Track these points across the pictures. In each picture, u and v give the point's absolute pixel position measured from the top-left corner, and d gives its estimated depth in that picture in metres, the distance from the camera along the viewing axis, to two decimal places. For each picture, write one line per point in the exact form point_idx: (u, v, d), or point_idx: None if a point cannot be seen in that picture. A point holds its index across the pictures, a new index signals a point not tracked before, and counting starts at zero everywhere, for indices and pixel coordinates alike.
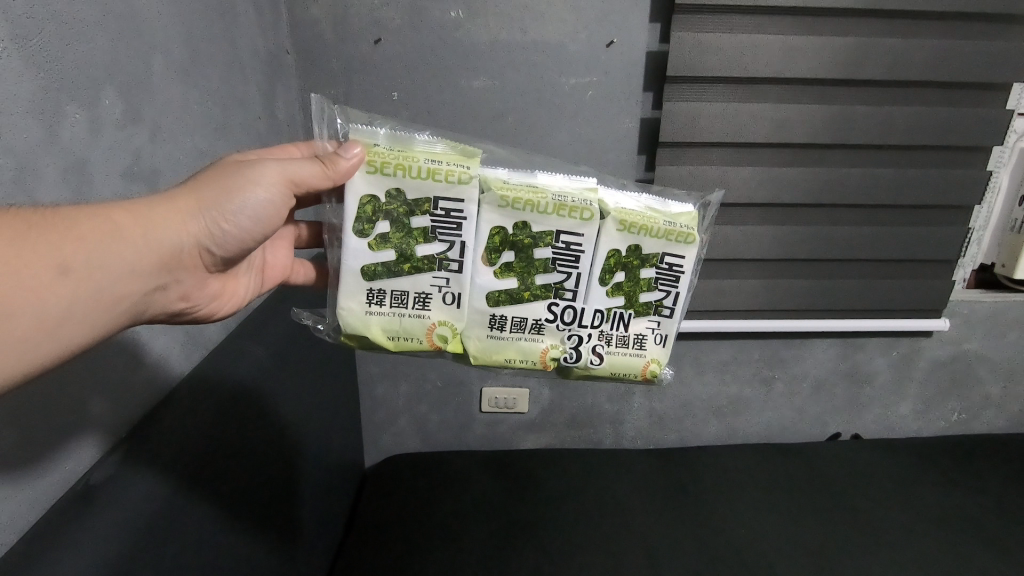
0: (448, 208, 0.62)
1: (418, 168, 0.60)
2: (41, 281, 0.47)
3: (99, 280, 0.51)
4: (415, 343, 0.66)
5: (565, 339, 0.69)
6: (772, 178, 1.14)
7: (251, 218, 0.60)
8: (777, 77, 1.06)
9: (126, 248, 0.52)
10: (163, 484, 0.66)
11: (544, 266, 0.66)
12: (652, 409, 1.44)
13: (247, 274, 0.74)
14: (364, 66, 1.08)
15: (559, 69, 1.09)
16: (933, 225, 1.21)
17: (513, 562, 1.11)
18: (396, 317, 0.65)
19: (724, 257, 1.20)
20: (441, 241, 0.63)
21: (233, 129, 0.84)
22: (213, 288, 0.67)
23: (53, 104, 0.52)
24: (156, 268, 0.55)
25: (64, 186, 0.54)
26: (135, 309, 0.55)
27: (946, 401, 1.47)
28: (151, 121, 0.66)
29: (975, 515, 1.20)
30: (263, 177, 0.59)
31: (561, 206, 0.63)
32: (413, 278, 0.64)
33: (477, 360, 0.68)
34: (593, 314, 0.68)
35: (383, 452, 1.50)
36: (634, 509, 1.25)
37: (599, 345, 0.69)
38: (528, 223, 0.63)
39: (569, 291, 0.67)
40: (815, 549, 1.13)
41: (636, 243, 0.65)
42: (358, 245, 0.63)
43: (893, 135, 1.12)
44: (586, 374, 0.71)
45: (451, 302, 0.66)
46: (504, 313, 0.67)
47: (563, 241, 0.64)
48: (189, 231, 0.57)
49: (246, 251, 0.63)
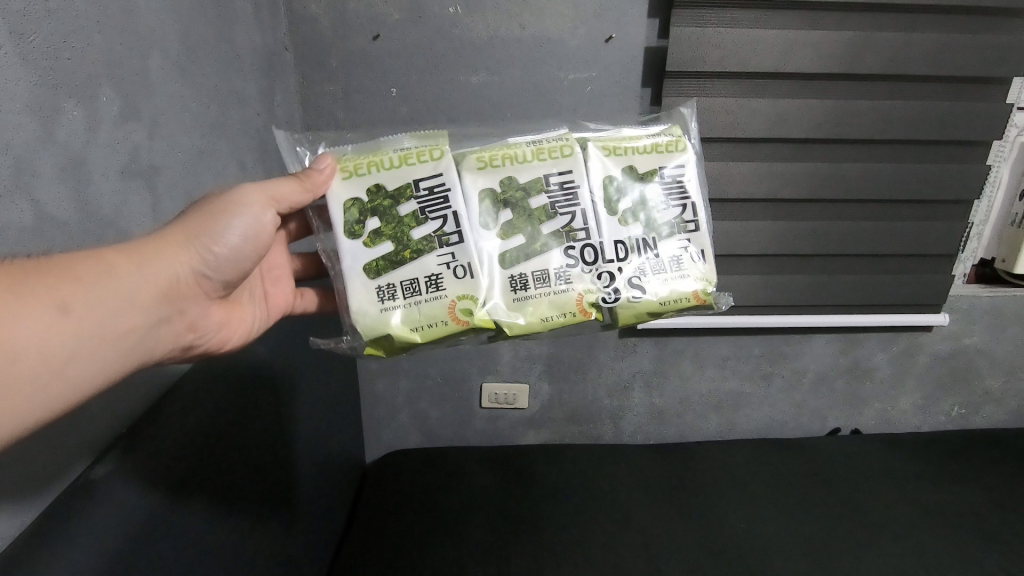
0: (429, 185, 0.64)
1: (389, 160, 0.64)
2: (47, 321, 0.47)
3: (102, 318, 0.51)
4: (442, 328, 0.64)
5: (596, 279, 0.66)
6: (771, 174, 1.14)
7: (239, 238, 0.62)
8: (776, 72, 1.06)
9: (125, 284, 0.53)
10: (158, 489, 0.66)
11: (546, 213, 0.66)
12: (652, 404, 1.44)
13: (252, 306, 0.75)
14: (362, 62, 1.08)
15: (558, 65, 1.09)
16: (934, 221, 1.21)
17: (513, 557, 1.12)
18: (413, 305, 0.63)
19: (723, 253, 1.21)
20: (434, 219, 0.64)
21: (231, 126, 0.84)
22: (216, 318, 0.67)
23: (50, 102, 0.52)
24: (157, 300, 0.56)
25: (63, 184, 0.54)
26: (142, 342, 0.55)
27: (946, 395, 1.47)
28: (149, 117, 0.66)
29: (974, 511, 1.20)
30: (246, 202, 0.62)
31: (539, 151, 0.67)
32: (417, 262, 0.64)
33: (512, 329, 0.65)
34: (615, 247, 0.67)
35: (384, 448, 1.51)
36: (634, 504, 1.25)
37: (635, 277, 0.67)
38: (513, 175, 0.66)
39: (581, 230, 0.66)
40: (815, 543, 1.14)
41: (629, 163, 0.68)
42: (353, 249, 0.63)
43: (893, 131, 1.12)
44: (635, 312, 0.68)
45: (463, 274, 0.64)
46: (523, 271, 0.65)
47: (554, 182, 0.66)
48: (184, 259, 0.58)
49: (241, 274, 0.65)
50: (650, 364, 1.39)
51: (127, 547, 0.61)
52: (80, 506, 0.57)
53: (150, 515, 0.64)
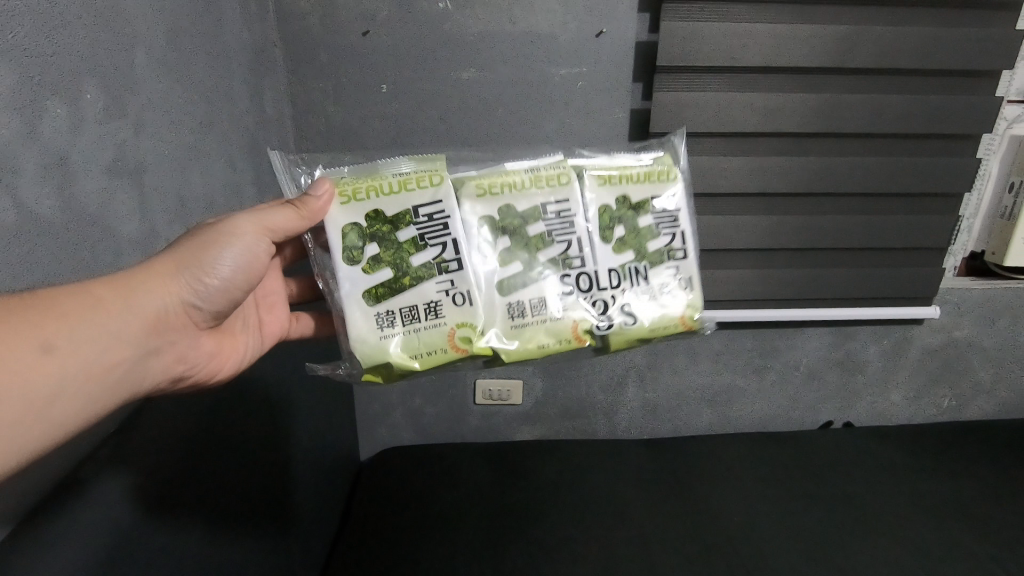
0: (429, 212, 0.64)
1: (388, 185, 0.64)
2: (28, 362, 0.48)
3: (86, 354, 0.51)
4: (441, 355, 0.65)
5: (591, 307, 0.69)
6: (763, 168, 1.14)
7: (232, 269, 0.61)
8: (767, 66, 1.06)
9: (110, 319, 0.53)
10: (137, 504, 0.64)
11: (542, 241, 0.68)
12: (646, 399, 1.45)
13: (245, 334, 0.75)
14: (352, 59, 1.07)
15: (549, 60, 1.09)
16: (925, 214, 1.22)
17: (508, 552, 1.12)
18: (412, 333, 0.64)
19: (715, 248, 1.21)
20: (433, 246, 0.64)
21: (220, 124, 0.84)
22: (209, 348, 0.67)
23: (33, 99, 0.52)
24: (143, 333, 0.56)
25: (46, 184, 0.53)
26: (130, 377, 0.56)
27: (937, 387, 1.48)
28: (135, 115, 0.65)
29: (966, 503, 1.21)
30: (239, 232, 0.61)
31: (537, 178, 0.68)
32: (417, 290, 0.64)
33: (510, 356, 0.67)
34: (609, 275, 0.69)
35: (378, 445, 1.51)
36: (628, 498, 1.25)
37: (627, 304, 0.70)
38: (511, 203, 0.67)
39: (576, 258, 0.69)
40: (807, 535, 1.14)
41: (623, 193, 0.70)
42: (354, 276, 0.64)
43: (884, 125, 1.12)
44: (626, 337, 0.70)
45: (462, 302, 0.65)
46: (520, 299, 0.67)
47: (551, 211, 0.68)
48: (172, 291, 0.58)
49: (234, 304, 0.64)
50: (643, 360, 1.39)
51: (114, 550, 0.60)
52: (65, 513, 0.56)
53: (138, 516, 0.64)
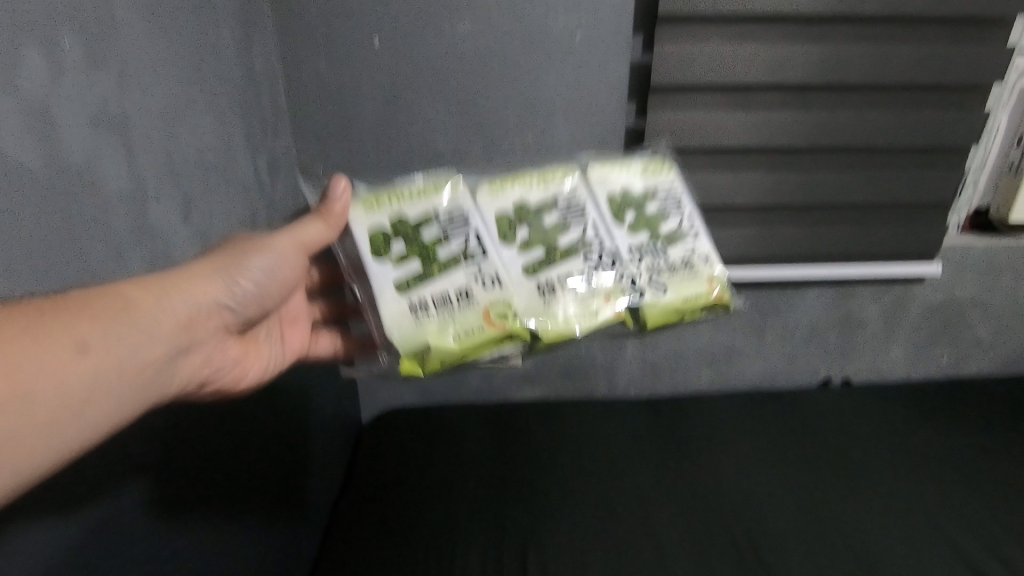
0: (447, 212, 0.72)
1: (406, 192, 0.72)
2: (68, 360, 0.48)
3: (120, 355, 0.52)
4: (479, 333, 0.69)
5: (621, 281, 0.74)
6: (766, 122, 1.12)
7: (261, 272, 0.69)
8: (772, 14, 1.03)
9: (143, 319, 0.55)
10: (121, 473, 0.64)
11: (559, 229, 0.75)
12: (645, 357, 1.45)
13: (270, 345, 0.79)
14: (345, 11, 1.04)
15: (546, 11, 1.06)
16: (930, 168, 1.19)
17: (501, 514, 1.14)
18: (448, 316, 0.69)
19: (717, 205, 1.19)
20: (457, 239, 0.71)
21: (208, 78, 0.82)
22: (234, 355, 0.71)
23: (8, 45, 0.50)
24: (176, 332, 0.59)
25: (26, 134, 0.51)
26: (161, 378, 0.58)
27: (936, 346, 1.48)
28: (117, 65, 0.63)
29: (960, 464, 1.22)
30: (272, 244, 0.69)
31: (545, 176, 0.76)
32: (446, 278, 0.70)
33: (546, 333, 0.72)
34: (630, 253, 0.76)
35: (378, 406, 1.51)
36: (621, 458, 1.27)
37: (654, 276, 0.75)
38: (524, 199, 0.75)
39: (594, 241, 0.75)
40: (797, 494, 1.16)
41: (625, 184, 0.78)
42: (387, 265, 0.69)
43: (892, 74, 1.09)
44: (659, 310, 0.74)
45: (491, 284, 0.71)
46: (549, 278, 0.73)
47: (563, 202, 0.75)
48: (205, 291, 0.63)
49: (262, 309, 0.71)
50: None
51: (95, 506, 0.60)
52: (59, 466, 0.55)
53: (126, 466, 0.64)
